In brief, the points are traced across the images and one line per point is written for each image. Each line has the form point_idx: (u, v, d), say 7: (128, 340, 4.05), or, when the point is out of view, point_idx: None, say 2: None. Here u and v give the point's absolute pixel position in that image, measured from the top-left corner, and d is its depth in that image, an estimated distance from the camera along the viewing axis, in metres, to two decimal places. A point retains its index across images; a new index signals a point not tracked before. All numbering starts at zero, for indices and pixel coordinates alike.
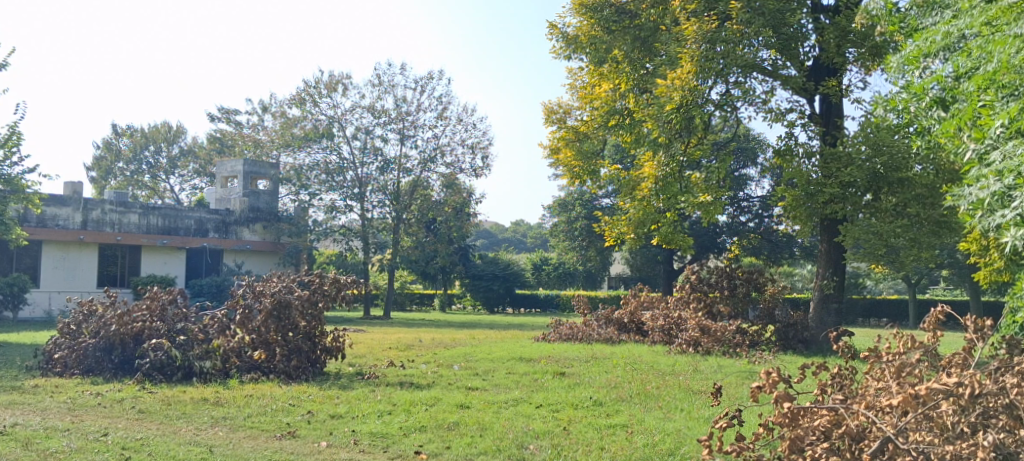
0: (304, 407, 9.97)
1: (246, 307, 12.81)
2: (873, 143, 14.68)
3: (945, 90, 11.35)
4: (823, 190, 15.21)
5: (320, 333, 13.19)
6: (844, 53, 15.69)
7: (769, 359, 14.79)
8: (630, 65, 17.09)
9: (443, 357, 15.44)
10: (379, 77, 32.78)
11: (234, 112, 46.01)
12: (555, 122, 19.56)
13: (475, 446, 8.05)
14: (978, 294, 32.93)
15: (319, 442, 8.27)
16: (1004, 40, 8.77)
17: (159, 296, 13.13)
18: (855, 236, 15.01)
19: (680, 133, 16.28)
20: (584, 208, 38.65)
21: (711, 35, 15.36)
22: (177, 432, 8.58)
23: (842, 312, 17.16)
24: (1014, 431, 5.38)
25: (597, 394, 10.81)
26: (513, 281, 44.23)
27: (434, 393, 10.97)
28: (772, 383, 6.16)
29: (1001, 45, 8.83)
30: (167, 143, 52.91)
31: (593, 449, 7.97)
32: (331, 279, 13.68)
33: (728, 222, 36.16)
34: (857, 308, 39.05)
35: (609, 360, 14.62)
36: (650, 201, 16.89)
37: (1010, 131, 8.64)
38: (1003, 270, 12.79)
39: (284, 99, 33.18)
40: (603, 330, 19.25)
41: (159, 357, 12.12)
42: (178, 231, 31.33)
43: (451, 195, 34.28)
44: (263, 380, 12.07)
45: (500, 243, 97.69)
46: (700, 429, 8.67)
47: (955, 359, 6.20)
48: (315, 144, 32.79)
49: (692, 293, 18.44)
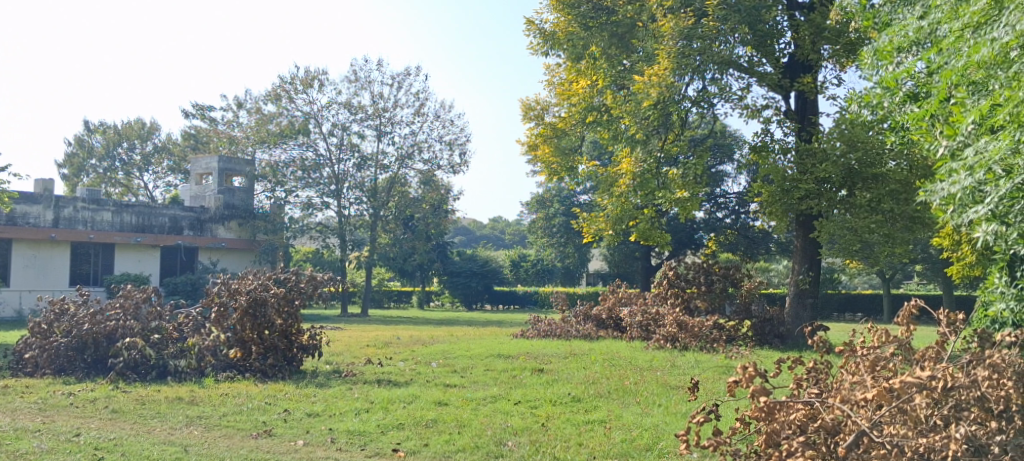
0: (282, 405, 9.91)
1: (221, 305, 12.67)
2: (848, 139, 14.77)
3: (916, 85, 11.69)
4: (798, 186, 15.34)
5: (296, 331, 13.06)
6: (818, 50, 15.89)
7: (746, 354, 14.89)
8: (607, 62, 17.14)
9: (420, 354, 15.37)
10: (355, 74, 32.54)
11: (209, 108, 45.63)
12: (533, 119, 19.57)
13: (453, 444, 8.02)
14: (951, 288, 33.37)
15: (295, 441, 8.19)
16: (972, 39, 8.83)
17: (133, 294, 12.93)
18: (830, 232, 15.28)
19: (657, 129, 16.53)
20: (563, 205, 38.77)
21: (688, 32, 15.39)
22: (150, 432, 8.46)
23: (817, 307, 17.33)
24: (985, 424, 5.38)
25: (575, 390, 10.80)
26: (491, 278, 44.14)
27: (412, 390, 10.91)
28: (749, 378, 6.19)
29: (970, 42, 8.87)
30: (141, 140, 52.03)
31: (571, 444, 7.97)
32: (307, 277, 13.61)
33: (705, 218, 36.58)
34: (833, 302, 39.50)
35: (587, 356, 14.62)
36: (628, 198, 16.86)
37: (981, 128, 8.68)
38: (975, 264, 13.07)
39: (259, 95, 32.88)
40: (581, 327, 19.31)
41: (133, 356, 11.96)
42: (152, 229, 30.92)
43: (429, 191, 34.14)
44: (238, 379, 12.00)
45: (478, 241, 98.01)
46: (678, 424, 8.69)
47: (928, 352, 6.23)
48: (291, 141, 32.61)
49: (669, 289, 18.65)
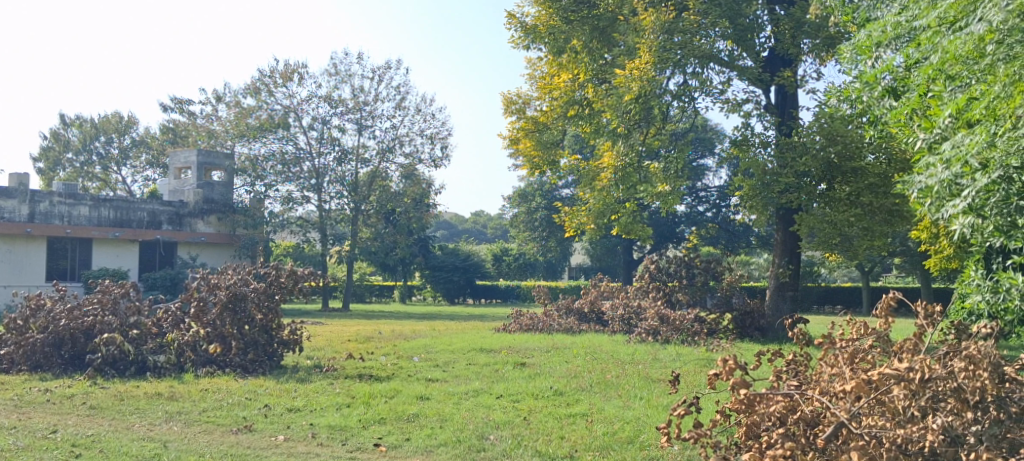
0: (262, 400, 9.85)
1: (200, 300, 12.58)
2: (827, 133, 14.99)
3: (896, 80, 11.68)
4: (778, 180, 15.42)
5: (276, 327, 13.00)
6: (799, 44, 15.97)
7: (727, 347, 14.96)
8: (589, 56, 17.20)
9: (402, 349, 15.33)
10: (335, 67, 32.34)
11: (187, 102, 45.25)
12: (515, 113, 19.54)
13: (435, 438, 8.00)
14: (929, 281, 33.75)
15: (276, 436, 8.14)
16: (945, 33, 8.90)
17: (111, 289, 12.80)
18: (810, 226, 15.32)
19: (639, 123, 16.48)
20: (544, 199, 38.85)
21: (669, 26, 15.46)
22: (129, 428, 8.38)
23: (797, 300, 17.56)
24: (961, 414, 5.37)
25: (558, 383, 10.82)
26: (473, 273, 44.15)
27: (394, 385, 10.87)
28: (729, 370, 6.22)
29: (942, 37, 8.94)
30: (118, 134, 51.53)
31: (553, 438, 7.97)
32: (287, 272, 13.62)
33: (686, 212, 36.83)
34: (813, 295, 39.81)
35: (570, 350, 14.63)
36: (610, 192, 16.91)
37: (957, 122, 8.78)
38: (953, 257, 13.35)
39: (238, 88, 32.61)
40: (563, 320, 19.33)
41: (111, 352, 11.78)
42: (130, 224, 30.62)
43: (411, 186, 33.97)
44: (218, 374, 11.90)
45: (460, 235, 98.05)
46: (659, 416, 8.72)
47: (906, 345, 6.26)
48: (271, 135, 32.37)
49: (651, 283, 18.84)
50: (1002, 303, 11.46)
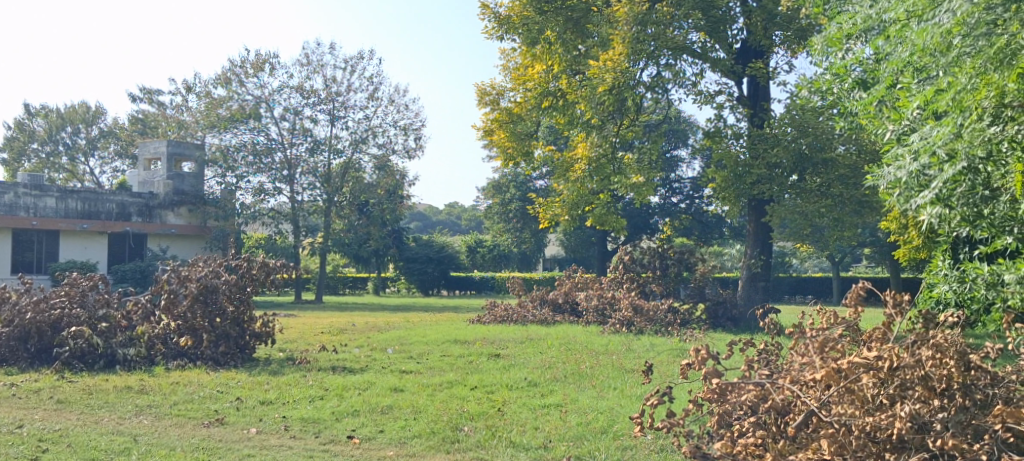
0: (234, 393, 9.77)
1: (171, 292, 12.47)
2: (798, 124, 15.17)
3: (864, 72, 12.07)
4: (750, 171, 15.56)
5: (248, 319, 12.87)
6: (771, 36, 16.05)
7: (699, 337, 15.07)
8: (563, 47, 16.99)
9: (375, 340, 15.27)
10: (307, 57, 32.01)
11: (157, 92, 44.66)
12: (489, 104, 19.49)
13: (409, 430, 7.98)
14: (897, 271, 34.23)
15: (248, 429, 8.08)
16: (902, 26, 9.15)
17: (79, 282, 12.65)
18: (781, 216, 15.42)
19: (612, 114, 16.58)
20: (519, 190, 38.82)
21: (643, 17, 15.37)
22: (98, 421, 8.28)
23: (769, 290, 17.79)
24: (928, 402, 5.39)
25: (532, 374, 10.85)
26: (447, 264, 44.01)
27: (367, 377, 10.83)
28: (701, 360, 6.33)
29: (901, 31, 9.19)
30: (85, 124, 50.74)
31: (527, 428, 7.99)
32: (259, 263, 13.39)
33: (660, 203, 36.85)
34: (784, 285, 40.16)
35: (544, 341, 14.66)
36: (584, 183, 16.88)
37: (926, 114, 8.93)
38: (922, 246, 13.60)
39: (208, 79, 32.21)
40: (537, 312, 19.35)
41: (80, 346, 11.66)
42: (99, 215, 30.29)
43: (384, 177, 33.69)
44: (189, 367, 11.80)
45: (434, 227, 97.96)
46: (633, 406, 8.77)
47: (875, 334, 6.43)
48: (242, 125, 32.01)
49: (625, 273, 18.80)
50: (968, 293, 11.66)
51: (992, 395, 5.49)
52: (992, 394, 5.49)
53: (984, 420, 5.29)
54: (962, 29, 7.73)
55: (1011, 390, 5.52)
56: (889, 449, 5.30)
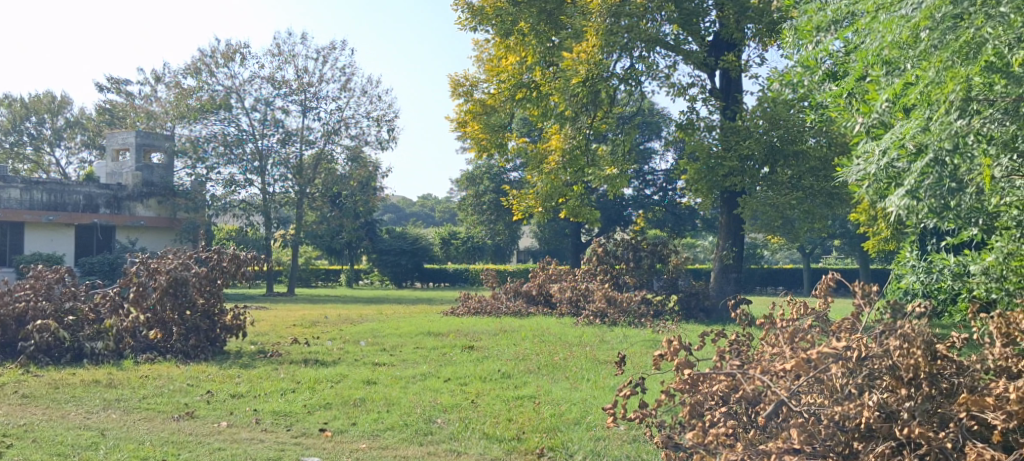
0: (205, 386, 9.67)
1: (140, 284, 12.25)
2: (770, 117, 15.24)
3: (834, 63, 12.25)
4: (722, 163, 15.53)
5: (219, 311, 12.79)
6: (742, 29, 16.14)
7: (672, 328, 15.15)
8: (536, 39, 17.00)
9: (349, 333, 15.18)
10: (278, 47, 31.67)
11: (125, 82, 44.02)
12: (462, 96, 19.43)
13: (382, 422, 7.95)
14: (867, 262, 34.70)
15: (219, 423, 8.00)
16: (870, 20, 9.12)
17: (44, 274, 12.45)
18: (753, 209, 15.49)
19: (586, 106, 16.45)
20: (493, 182, 38.73)
21: (616, 9, 15.42)
22: (64, 416, 8.15)
23: (741, 281, 17.93)
24: (895, 391, 5.47)
25: (505, 366, 10.86)
26: (421, 256, 43.88)
27: (339, 370, 10.74)
28: (673, 351, 6.40)
29: (868, 26, 9.16)
30: (51, 114, 49.71)
31: (501, 420, 7.99)
32: (230, 255, 13.39)
33: (633, 195, 36.98)
34: (756, 276, 40.45)
35: (518, 333, 14.69)
36: (558, 175, 16.85)
37: (896, 107, 8.99)
38: (890, 238, 13.80)
39: (177, 69, 31.75)
40: (511, 303, 19.37)
41: (46, 339, 11.40)
42: (65, 207, 29.90)
43: (357, 168, 33.43)
44: (159, 360, 11.68)
45: (408, 219, 97.75)
46: (606, 397, 8.79)
47: (844, 324, 6.54)
48: (213, 116, 31.64)
49: (598, 266, 18.86)
50: (935, 283, 11.93)
51: (958, 383, 5.54)
52: (958, 383, 5.53)
53: (949, 409, 5.34)
54: (929, 23, 7.78)
55: (976, 378, 5.56)
56: (857, 437, 5.37)
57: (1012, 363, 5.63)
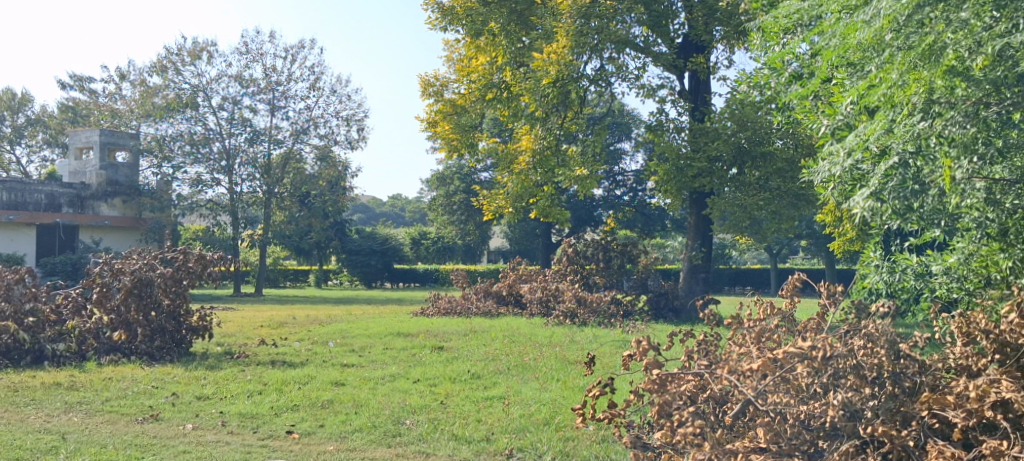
0: (170, 388, 9.55)
1: (103, 285, 12.02)
2: (738, 118, 15.35)
3: (800, 65, 12.43)
4: (691, 164, 15.69)
5: (185, 312, 12.60)
6: (711, 31, 16.30)
7: (641, 328, 15.21)
8: (506, 39, 16.98)
9: (317, 334, 15.04)
10: (246, 45, 31.31)
11: (88, 79, 43.29)
12: (433, 95, 19.38)
13: (350, 424, 7.89)
14: (833, 263, 35.16)
15: (184, 425, 7.89)
16: (831, 26, 9.29)
17: (4, 275, 12.06)
18: (721, 209, 15.67)
19: (556, 107, 16.62)
20: (463, 182, 38.63)
21: (586, 11, 15.48)
22: (23, 420, 7.99)
23: (709, 281, 18.09)
24: (860, 389, 5.45)
25: (475, 366, 10.85)
26: (390, 256, 43.69)
27: (307, 371, 10.66)
28: (642, 351, 6.41)
29: (830, 30, 9.32)
30: (11, 112, 48.96)
31: (470, 421, 7.96)
32: (196, 256, 13.10)
33: (603, 195, 37.12)
34: (724, 276, 40.77)
35: (488, 333, 14.70)
36: (528, 175, 16.92)
37: (859, 109, 9.14)
38: (855, 238, 13.90)
39: (142, 67, 31.27)
40: (481, 303, 19.35)
41: (4, 341, 11.32)
42: (26, 207, 29.46)
43: (326, 168, 33.11)
44: (123, 362, 11.51)
45: (377, 219, 97.32)
46: (575, 398, 8.81)
47: (810, 324, 6.57)
48: (179, 115, 31.23)
49: (568, 266, 18.92)
50: (898, 282, 12.00)
51: (920, 383, 5.59)
52: (920, 381, 5.58)
53: (911, 407, 5.42)
54: (893, 25, 7.67)
55: (937, 377, 5.66)
56: (822, 436, 5.43)
57: (973, 362, 5.76)
